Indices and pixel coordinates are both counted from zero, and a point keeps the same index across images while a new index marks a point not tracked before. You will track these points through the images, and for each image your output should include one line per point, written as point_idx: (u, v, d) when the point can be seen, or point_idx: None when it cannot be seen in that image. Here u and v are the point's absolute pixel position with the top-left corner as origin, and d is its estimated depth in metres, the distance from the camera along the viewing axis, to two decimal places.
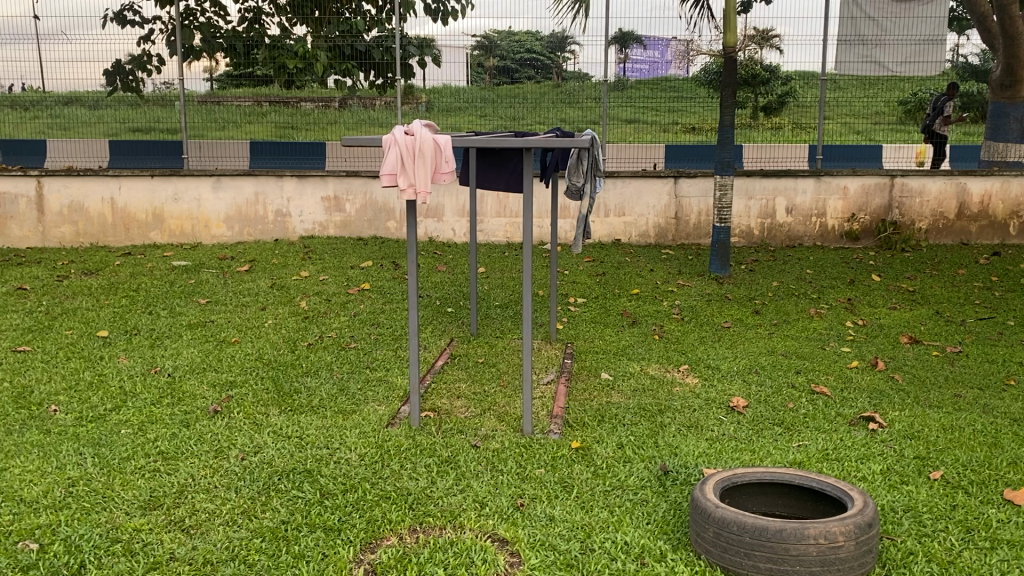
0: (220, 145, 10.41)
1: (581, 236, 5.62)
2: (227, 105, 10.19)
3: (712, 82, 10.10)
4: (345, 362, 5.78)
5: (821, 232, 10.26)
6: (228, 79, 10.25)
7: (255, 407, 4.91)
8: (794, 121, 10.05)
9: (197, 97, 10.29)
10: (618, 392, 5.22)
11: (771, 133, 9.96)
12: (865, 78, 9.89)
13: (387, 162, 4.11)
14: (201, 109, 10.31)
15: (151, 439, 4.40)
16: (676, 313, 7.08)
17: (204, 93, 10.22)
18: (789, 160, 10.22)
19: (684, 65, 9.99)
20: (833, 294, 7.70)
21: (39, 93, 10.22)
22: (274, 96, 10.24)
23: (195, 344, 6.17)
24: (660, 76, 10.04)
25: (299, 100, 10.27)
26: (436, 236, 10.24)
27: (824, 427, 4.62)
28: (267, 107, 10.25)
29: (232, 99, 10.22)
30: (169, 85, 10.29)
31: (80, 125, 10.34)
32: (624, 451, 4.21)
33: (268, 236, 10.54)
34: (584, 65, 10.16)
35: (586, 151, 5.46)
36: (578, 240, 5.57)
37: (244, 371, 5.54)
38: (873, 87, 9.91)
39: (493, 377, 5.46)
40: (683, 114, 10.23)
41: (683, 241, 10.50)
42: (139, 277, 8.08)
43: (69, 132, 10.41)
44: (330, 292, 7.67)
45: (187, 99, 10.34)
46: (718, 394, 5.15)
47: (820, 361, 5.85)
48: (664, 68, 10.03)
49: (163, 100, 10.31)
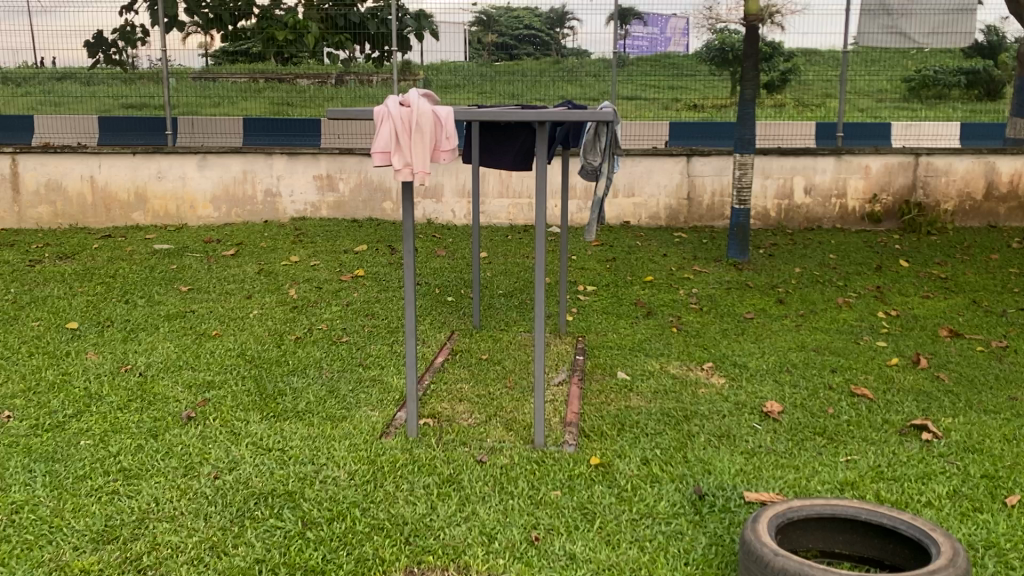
0: (213, 122, 10.02)
1: (595, 221, 5.04)
2: (223, 82, 9.74)
3: (714, 60, 9.43)
4: (336, 359, 5.27)
5: (842, 214, 9.72)
6: (224, 55, 9.73)
7: (234, 413, 4.41)
8: (797, 99, 9.65)
9: (191, 74, 9.73)
10: (637, 395, 4.70)
11: (773, 108, 9.70)
12: (869, 55, 9.43)
13: (379, 139, 3.57)
14: (195, 87, 9.79)
15: (114, 454, 3.88)
16: (693, 303, 6.55)
17: (198, 69, 9.68)
18: (794, 137, 9.81)
19: (685, 40, 9.41)
20: (861, 282, 7.18)
21: (32, 70, 9.59)
22: (270, 72, 9.81)
23: (172, 338, 5.64)
24: (660, 52, 9.48)
25: (294, 76, 9.83)
26: (435, 217, 9.71)
27: (871, 438, 4.11)
28: (263, 84, 9.83)
29: (228, 75, 9.74)
30: (166, 62, 9.71)
31: (73, 102, 9.93)
32: (650, 469, 3.72)
33: (257, 218, 9.98)
34: (583, 42, 9.57)
35: (604, 127, 4.93)
36: (592, 226, 4.99)
37: (224, 370, 5.02)
38: (877, 64, 9.47)
39: (498, 377, 4.94)
40: (684, 91, 9.73)
41: (696, 224, 9.95)
42: (117, 262, 7.54)
43: (60, 108, 9.98)
44: (321, 279, 7.15)
45: (177, 76, 9.75)
46: (748, 398, 4.65)
47: (856, 358, 5.35)
48: (663, 44, 9.45)
49: (155, 76, 9.76)
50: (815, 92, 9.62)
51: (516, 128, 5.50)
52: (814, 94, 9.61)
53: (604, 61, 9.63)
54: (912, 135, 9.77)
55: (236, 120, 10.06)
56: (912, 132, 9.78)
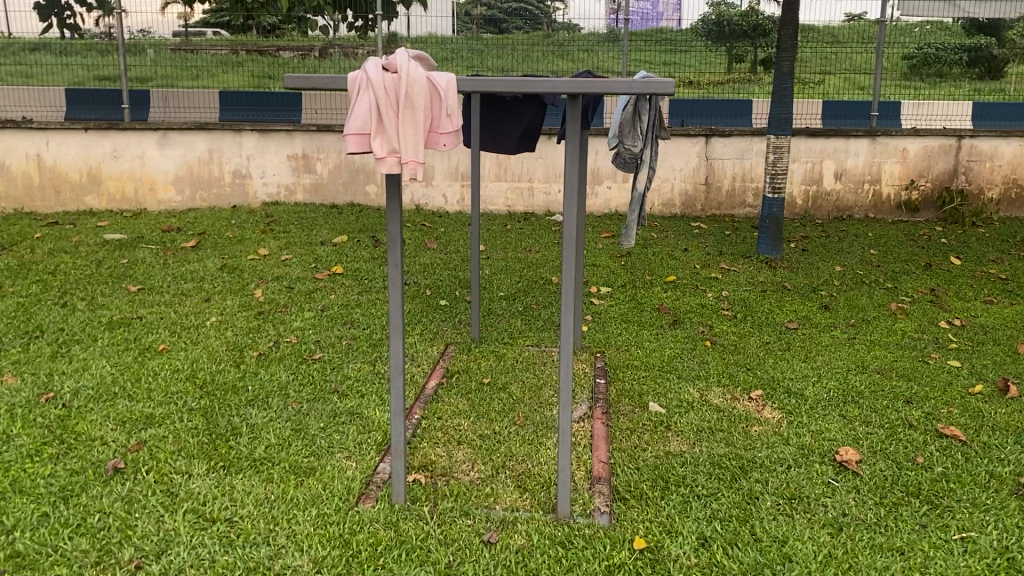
0: (188, 95, 9.02)
1: (635, 224, 4.37)
2: (203, 55, 8.80)
3: (711, 35, 8.65)
4: (306, 383, 4.36)
5: (874, 202, 8.85)
6: (206, 26, 8.75)
7: (172, 463, 3.48)
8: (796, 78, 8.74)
9: (169, 45, 8.77)
10: (677, 436, 3.80)
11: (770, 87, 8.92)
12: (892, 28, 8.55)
13: (353, 116, 2.63)
14: (174, 59, 8.86)
15: (6, 530, 2.94)
16: (725, 309, 5.67)
17: (176, 41, 8.75)
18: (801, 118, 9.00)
19: (677, 15, 8.59)
20: (911, 283, 6.30)
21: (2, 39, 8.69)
22: (252, 45, 8.85)
23: (110, 354, 4.69)
24: (651, 28, 8.61)
25: (277, 48, 8.89)
26: (425, 203, 8.80)
27: (985, 501, 3.25)
28: (244, 57, 8.87)
29: (208, 48, 8.79)
30: (147, 33, 8.75)
31: (47, 74, 8.93)
32: (711, 557, 2.83)
33: (225, 202, 9.01)
34: (575, 16, 8.66)
35: (646, 105, 4.21)
36: (632, 227, 4.32)
37: (167, 401, 4.08)
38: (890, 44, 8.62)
39: (503, 410, 4.03)
40: (678, 68, 8.86)
41: (714, 211, 9.04)
42: (59, 255, 6.56)
43: (32, 79, 8.95)
44: (293, 276, 6.22)
45: (158, 48, 8.80)
46: (815, 441, 3.78)
47: (930, 384, 4.47)
48: (655, 19, 8.59)
49: (135, 49, 8.82)
50: (811, 69, 8.74)
51: (525, 104, 4.96)
52: (811, 70, 8.73)
53: (597, 35, 8.66)
54: (923, 115, 8.92)
55: (210, 93, 9.04)
56: (923, 111, 8.94)
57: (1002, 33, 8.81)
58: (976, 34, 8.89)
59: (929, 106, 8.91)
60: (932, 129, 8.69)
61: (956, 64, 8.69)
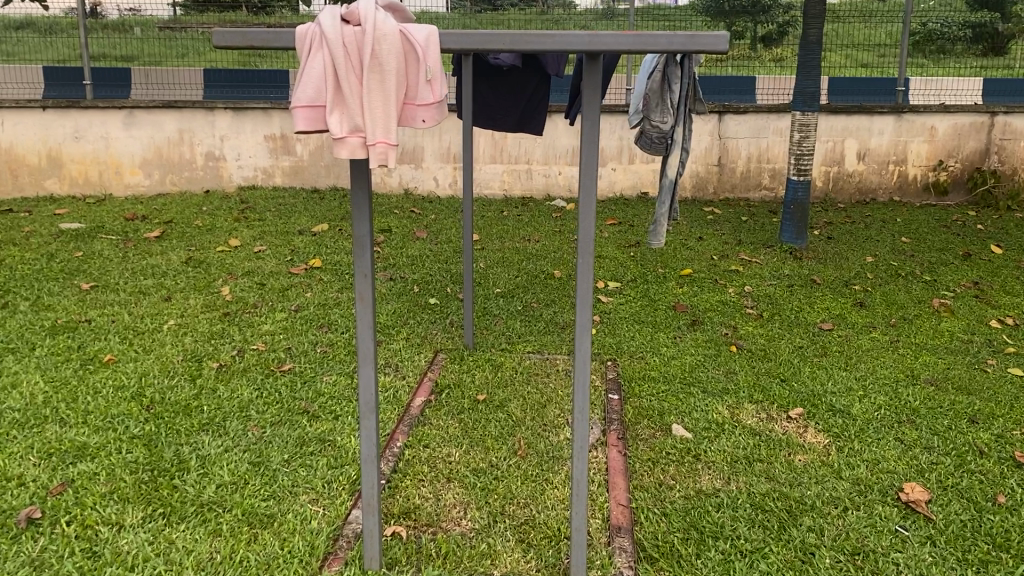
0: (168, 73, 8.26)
1: (665, 219, 3.73)
2: (192, 33, 8.19)
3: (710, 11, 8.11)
4: (272, 400, 3.75)
5: (899, 184, 8.24)
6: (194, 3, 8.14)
7: (99, 510, 2.86)
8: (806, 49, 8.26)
9: (158, 24, 8.23)
10: (709, 469, 3.19)
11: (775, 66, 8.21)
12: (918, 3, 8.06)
13: (304, 83, 2.01)
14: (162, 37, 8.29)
15: None
16: (749, 307, 5.05)
17: (166, 19, 8.15)
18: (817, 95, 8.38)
19: None
20: (951, 275, 5.68)
21: None
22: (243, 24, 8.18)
23: (47, 367, 4.06)
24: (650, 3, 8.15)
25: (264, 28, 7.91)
26: (415, 186, 8.17)
27: None
28: None
29: (197, 26, 8.18)
30: (137, 12, 8.18)
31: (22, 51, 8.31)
32: None
33: (197, 186, 8.37)
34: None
35: (676, 71, 3.59)
36: (662, 222, 3.69)
37: (105, 426, 3.46)
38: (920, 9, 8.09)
39: (501, 436, 3.42)
40: None
41: (727, 195, 8.42)
42: (6, 248, 5.91)
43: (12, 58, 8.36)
44: (266, 271, 5.59)
45: (145, 26, 8.26)
46: (872, 474, 3.17)
47: (996, 398, 3.86)
48: None
49: (121, 27, 8.23)
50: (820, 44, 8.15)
51: (527, 74, 4.58)
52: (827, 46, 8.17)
53: (594, 12, 8.10)
54: (933, 91, 8.22)
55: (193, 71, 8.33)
56: (931, 87, 8.24)
57: (1007, 8, 8.12)
58: (980, 9, 8.14)
59: (937, 83, 8.23)
60: (962, 105, 8.08)
61: (959, 41, 8.16)
